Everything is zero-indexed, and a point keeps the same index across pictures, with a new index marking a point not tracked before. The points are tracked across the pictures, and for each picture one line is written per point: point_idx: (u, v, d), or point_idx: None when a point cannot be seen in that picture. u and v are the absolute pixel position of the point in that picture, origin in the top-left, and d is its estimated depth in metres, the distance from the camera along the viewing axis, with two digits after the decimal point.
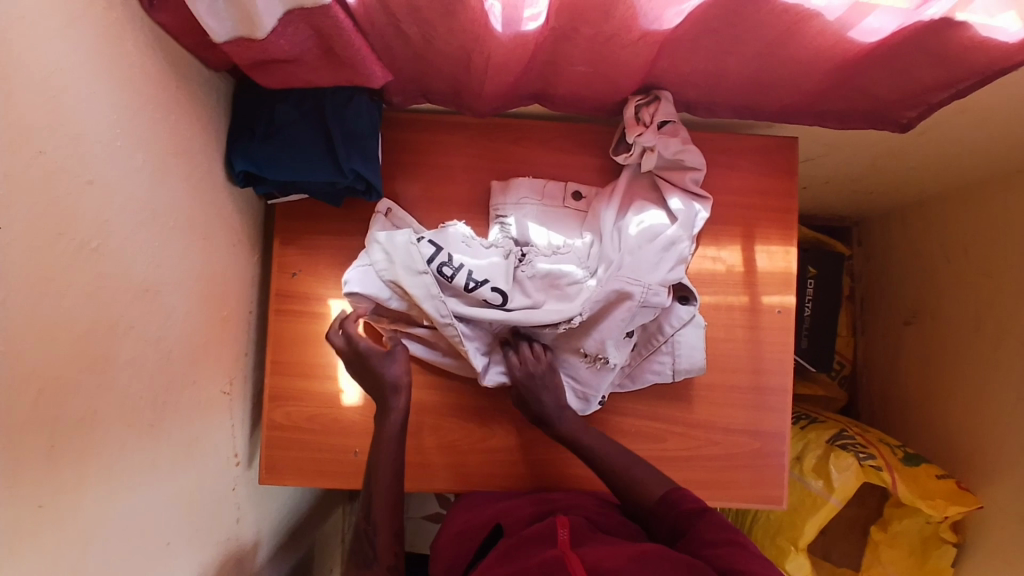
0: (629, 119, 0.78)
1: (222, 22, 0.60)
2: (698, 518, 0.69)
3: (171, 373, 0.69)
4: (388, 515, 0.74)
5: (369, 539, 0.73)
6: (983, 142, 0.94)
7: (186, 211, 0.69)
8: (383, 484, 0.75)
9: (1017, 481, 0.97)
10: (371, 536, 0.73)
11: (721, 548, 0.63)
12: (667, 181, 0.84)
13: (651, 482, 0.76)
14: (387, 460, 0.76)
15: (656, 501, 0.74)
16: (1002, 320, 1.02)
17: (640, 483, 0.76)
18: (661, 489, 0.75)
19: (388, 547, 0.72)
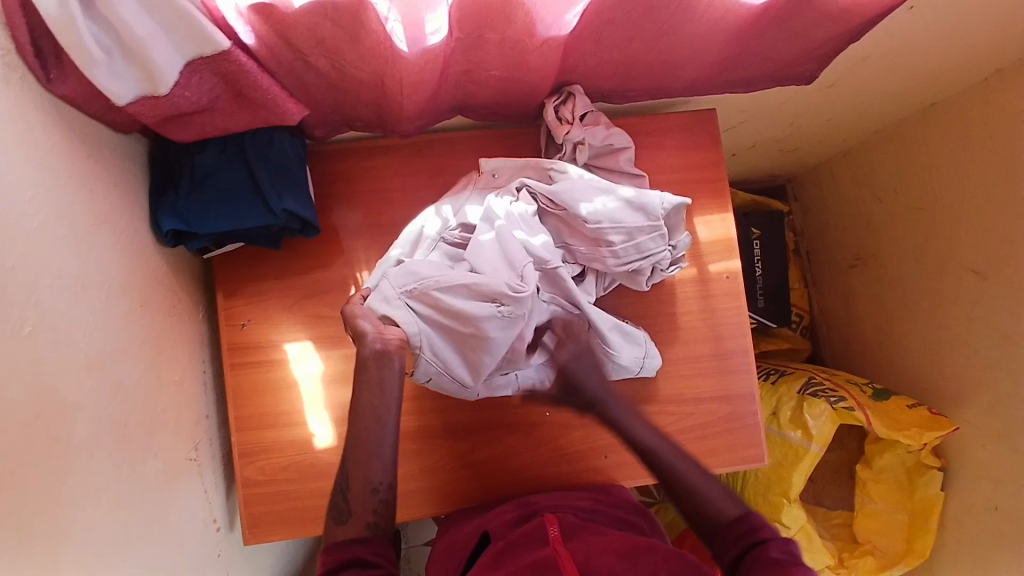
0: (552, 121, 0.81)
1: (125, 83, 0.59)
2: (760, 540, 0.62)
3: (132, 448, 0.66)
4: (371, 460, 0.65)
5: (343, 494, 0.65)
6: (890, 84, 0.99)
7: (117, 280, 0.67)
8: (365, 440, 0.65)
9: (979, 396, 1.01)
10: (343, 491, 0.66)
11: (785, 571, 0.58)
12: (605, 169, 0.85)
13: (722, 500, 0.67)
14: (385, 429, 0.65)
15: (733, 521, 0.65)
16: (941, 245, 1.07)
17: (718, 500, 0.67)
18: (737, 511, 0.66)
19: (380, 502, 0.65)
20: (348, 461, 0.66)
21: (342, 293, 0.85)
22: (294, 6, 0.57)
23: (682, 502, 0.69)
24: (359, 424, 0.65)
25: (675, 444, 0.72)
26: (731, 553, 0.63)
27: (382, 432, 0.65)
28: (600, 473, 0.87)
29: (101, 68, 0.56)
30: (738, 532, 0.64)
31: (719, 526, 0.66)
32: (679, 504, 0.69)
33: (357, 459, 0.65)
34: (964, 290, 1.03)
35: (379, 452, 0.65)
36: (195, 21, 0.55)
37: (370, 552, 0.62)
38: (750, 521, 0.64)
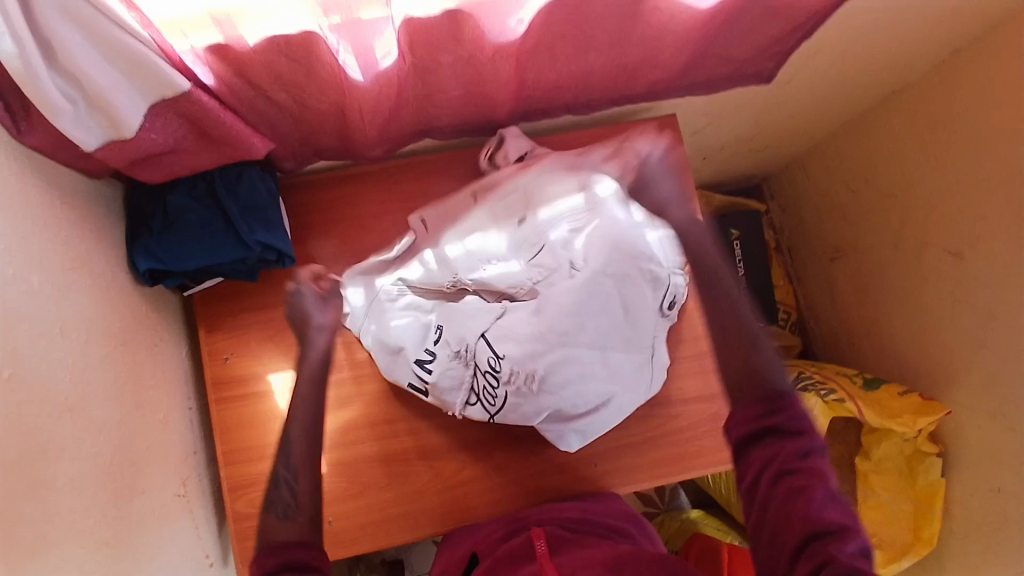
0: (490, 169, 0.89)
1: (89, 129, 0.60)
2: (778, 423, 0.65)
3: (117, 488, 0.66)
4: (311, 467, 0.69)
5: (291, 489, 0.68)
6: (847, 77, 1.02)
7: (96, 322, 0.68)
8: (297, 439, 0.70)
9: (969, 377, 1.01)
10: (289, 485, 0.68)
11: (793, 484, 0.61)
12: None
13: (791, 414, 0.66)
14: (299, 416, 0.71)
15: (778, 392, 0.67)
16: (916, 230, 1.08)
17: (769, 368, 0.69)
18: (782, 386, 0.67)
19: (312, 501, 0.68)
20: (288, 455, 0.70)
21: None
22: (249, 44, 0.59)
23: (733, 367, 0.70)
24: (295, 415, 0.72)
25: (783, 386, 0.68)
26: (762, 424, 0.66)
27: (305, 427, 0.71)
28: (592, 482, 0.86)
29: (66, 117, 0.58)
30: (765, 408, 0.66)
31: (767, 393, 0.67)
32: (723, 362, 0.71)
33: (305, 466, 0.69)
34: (943, 273, 1.04)
35: (305, 437, 0.70)
36: (157, 67, 0.57)
37: (301, 554, 0.63)
38: (793, 403, 0.66)
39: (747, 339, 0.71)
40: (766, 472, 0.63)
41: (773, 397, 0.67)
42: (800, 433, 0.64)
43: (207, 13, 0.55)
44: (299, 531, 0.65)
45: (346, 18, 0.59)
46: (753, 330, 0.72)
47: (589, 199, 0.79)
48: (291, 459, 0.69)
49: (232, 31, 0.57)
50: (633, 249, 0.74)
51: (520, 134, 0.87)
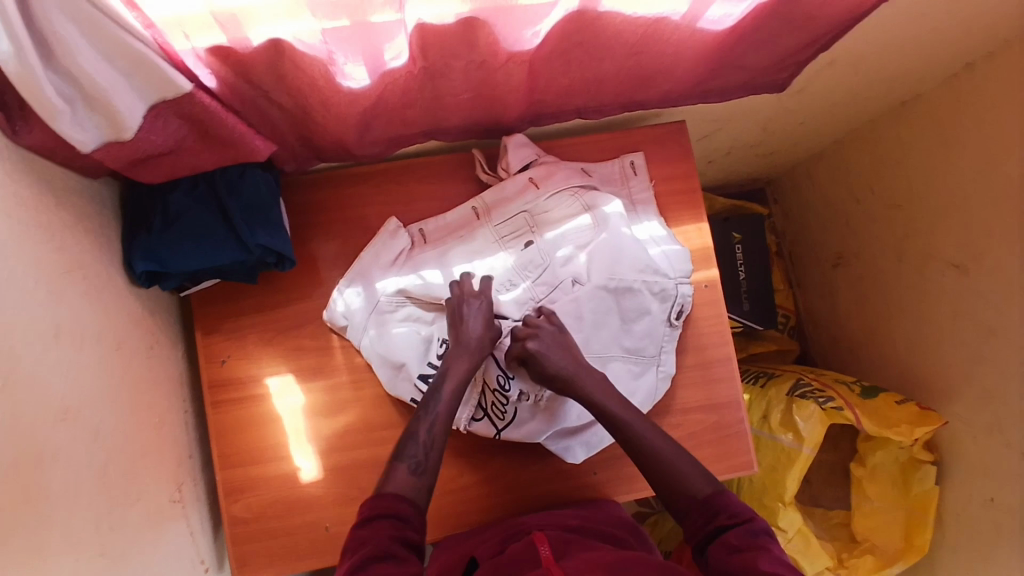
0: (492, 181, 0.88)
1: (88, 129, 0.58)
2: (724, 522, 0.66)
3: (114, 495, 0.65)
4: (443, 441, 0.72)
5: (427, 451, 0.71)
6: (857, 86, 1.01)
7: (91, 326, 0.67)
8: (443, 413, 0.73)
9: (968, 390, 1.01)
10: (427, 447, 0.71)
11: (744, 556, 0.61)
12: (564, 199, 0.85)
13: (693, 476, 0.71)
14: (447, 391, 0.75)
15: (703, 498, 0.69)
16: (920, 240, 1.08)
17: (690, 483, 0.71)
18: (708, 490, 0.70)
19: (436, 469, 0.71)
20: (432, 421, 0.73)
21: (322, 324, 0.85)
22: (253, 44, 0.57)
23: (662, 491, 0.72)
24: (445, 385, 0.75)
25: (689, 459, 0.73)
26: (709, 528, 0.67)
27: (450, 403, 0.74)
28: (591, 490, 0.86)
29: (64, 118, 0.56)
30: (705, 517, 0.68)
31: (696, 504, 0.69)
32: (656, 483, 0.72)
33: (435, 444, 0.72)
34: (945, 284, 1.04)
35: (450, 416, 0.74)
36: (158, 67, 0.55)
37: (404, 511, 0.65)
38: (726, 501, 0.68)
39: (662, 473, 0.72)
40: (720, 557, 0.63)
41: (706, 501, 0.69)
42: (741, 522, 0.66)
43: (211, 13, 0.53)
44: (418, 484, 0.68)
45: (354, 20, 0.57)
46: (658, 448, 0.73)
47: (596, 218, 0.84)
48: (428, 428, 0.72)
49: (238, 32, 0.55)
50: (629, 269, 0.82)
51: (523, 143, 0.86)
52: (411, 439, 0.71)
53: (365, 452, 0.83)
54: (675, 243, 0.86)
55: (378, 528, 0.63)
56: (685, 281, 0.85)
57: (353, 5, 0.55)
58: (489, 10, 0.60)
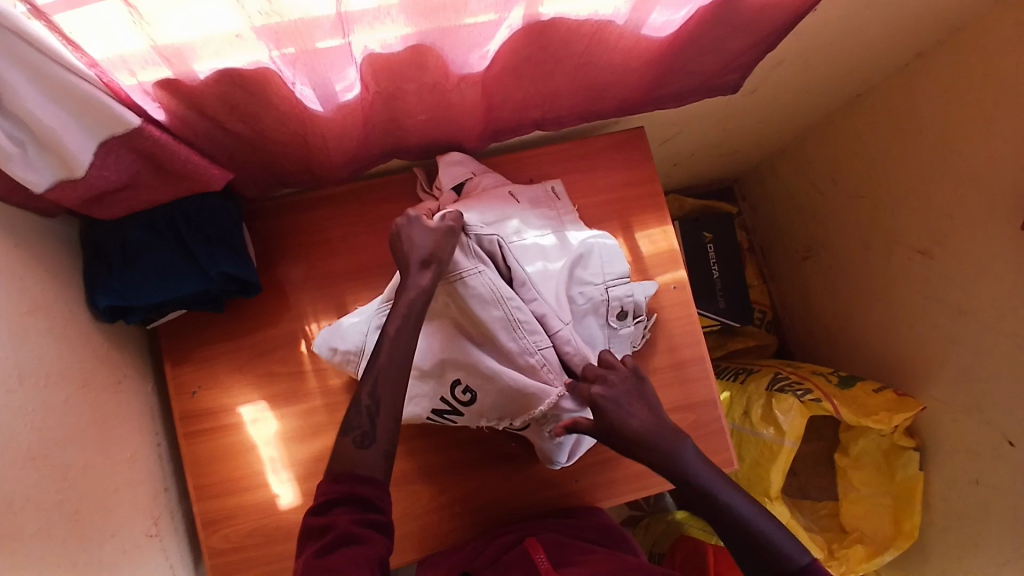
0: (427, 198, 0.88)
1: (42, 172, 0.58)
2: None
3: (88, 536, 0.64)
4: (393, 399, 0.64)
5: (372, 418, 0.64)
6: (812, 82, 1.03)
7: (57, 365, 0.66)
8: (388, 365, 0.65)
9: (942, 373, 1.03)
10: (371, 414, 0.64)
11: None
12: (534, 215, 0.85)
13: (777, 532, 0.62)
14: (392, 334, 0.66)
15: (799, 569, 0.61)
16: (885, 228, 1.10)
17: (783, 547, 0.62)
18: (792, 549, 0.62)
19: (390, 433, 0.64)
20: (374, 379, 0.65)
21: (293, 348, 0.85)
22: (200, 76, 0.58)
23: (737, 552, 0.64)
24: (388, 328, 0.67)
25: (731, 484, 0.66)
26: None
27: (396, 346, 0.66)
28: (573, 498, 0.85)
29: (14, 160, 0.56)
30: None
31: (781, 572, 0.61)
32: (734, 548, 0.64)
33: (388, 399, 0.64)
34: (912, 270, 1.06)
35: (399, 368, 0.65)
36: (104, 104, 0.56)
37: (368, 495, 0.61)
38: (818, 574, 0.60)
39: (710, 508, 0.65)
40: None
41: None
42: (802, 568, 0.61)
43: (154, 50, 0.53)
44: (366, 461, 0.62)
45: (301, 49, 0.58)
46: (704, 481, 0.65)
47: (560, 238, 0.83)
48: (373, 389, 0.65)
49: (183, 66, 0.56)
50: (588, 274, 0.81)
51: (457, 161, 0.85)
52: (356, 407, 0.64)
53: None
54: (608, 236, 0.83)
55: (336, 515, 0.60)
56: (623, 281, 0.82)
57: (297, 34, 0.56)
58: (434, 34, 0.61)
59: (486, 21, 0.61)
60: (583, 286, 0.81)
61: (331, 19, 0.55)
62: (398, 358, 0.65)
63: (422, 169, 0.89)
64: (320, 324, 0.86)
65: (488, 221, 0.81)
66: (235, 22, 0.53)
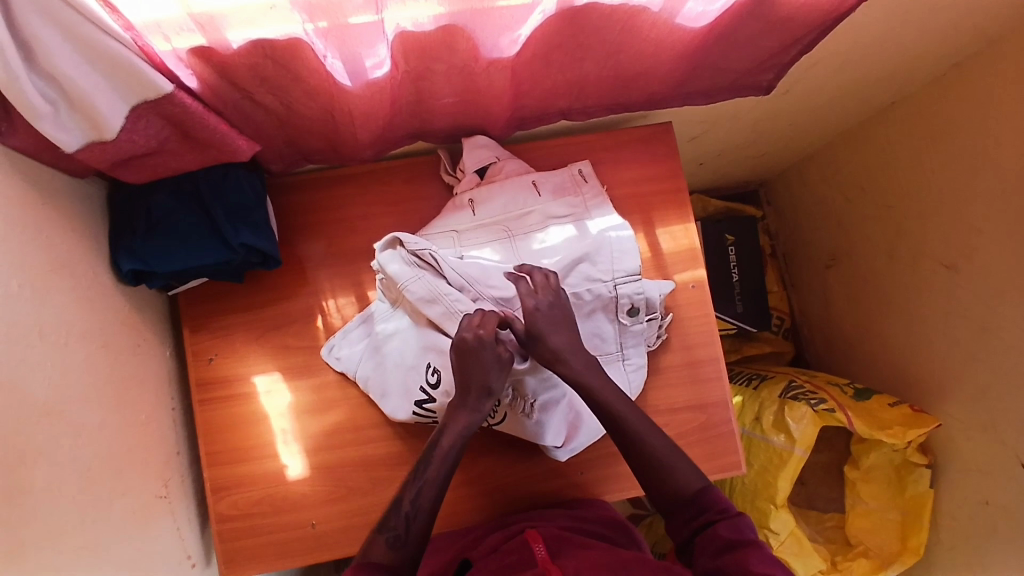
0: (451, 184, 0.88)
1: (71, 132, 0.59)
2: (711, 516, 0.70)
3: (98, 492, 0.66)
4: (431, 508, 0.70)
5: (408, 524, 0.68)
6: (846, 87, 1.01)
7: (78, 324, 0.68)
8: (436, 478, 0.71)
9: (961, 392, 1.00)
10: (409, 519, 0.69)
11: (735, 554, 0.65)
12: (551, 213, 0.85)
13: (687, 472, 0.73)
14: (445, 447, 0.73)
15: (694, 492, 0.72)
16: (912, 241, 1.07)
17: (680, 479, 0.73)
18: (697, 484, 0.73)
19: (420, 541, 0.68)
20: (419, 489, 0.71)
21: (309, 323, 0.85)
22: (233, 45, 0.58)
23: (648, 480, 0.74)
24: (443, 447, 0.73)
25: (678, 450, 0.75)
26: (695, 526, 0.70)
27: (444, 463, 0.72)
28: (578, 490, 0.85)
29: (45, 119, 0.56)
30: (691, 512, 0.71)
31: (684, 499, 0.72)
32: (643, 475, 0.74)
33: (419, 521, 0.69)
34: (937, 285, 1.03)
35: (445, 480, 0.72)
36: (137, 69, 0.56)
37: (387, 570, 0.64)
38: (711, 497, 0.72)
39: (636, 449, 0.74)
40: (704, 556, 0.67)
41: (695, 498, 0.72)
42: (726, 518, 0.69)
43: (189, 16, 0.54)
44: (399, 559, 0.66)
45: (332, 23, 0.58)
46: (633, 423, 0.74)
47: (579, 228, 0.84)
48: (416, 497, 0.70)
49: (216, 33, 0.56)
50: (597, 269, 0.82)
51: (483, 144, 0.84)
52: (397, 508, 0.70)
53: (351, 451, 0.83)
54: (627, 227, 0.83)
55: None
56: (632, 279, 0.82)
57: (329, 7, 0.56)
58: (466, 14, 0.60)
59: (520, 3, 0.61)
60: (592, 284, 0.82)
61: None
62: (444, 467, 0.72)
63: (446, 152, 0.89)
64: (337, 300, 0.86)
65: (506, 207, 0.85)
66: None
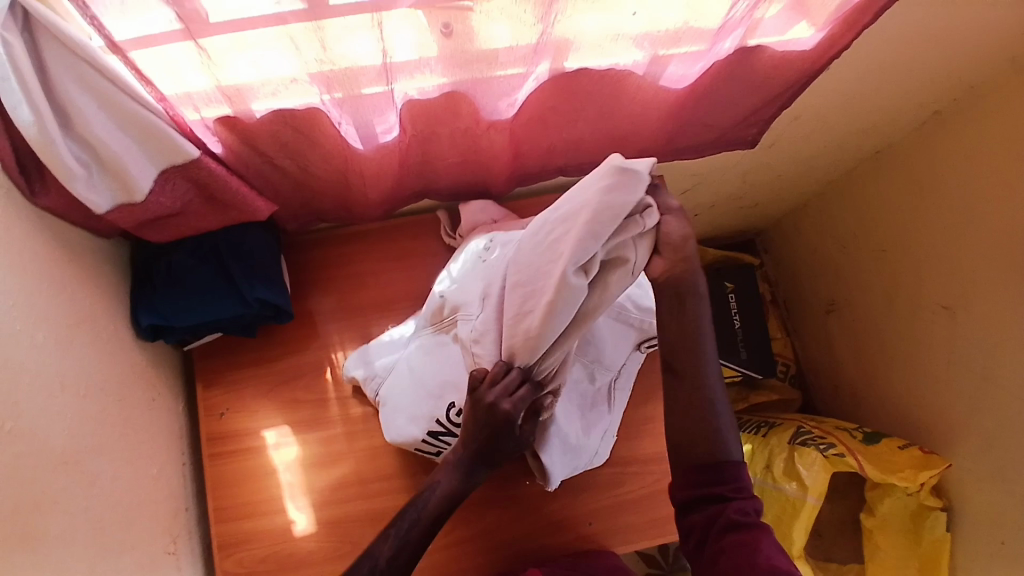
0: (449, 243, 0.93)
1: (102, 192, 0.64)
2: (725, 492, 0.64)
3: (109, 543, 0.66)
4: (427, 532, 0.69)
5: None
6: (830, 138, 1.06)
7: (96, 376, 0.70)
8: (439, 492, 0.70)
9: (971, 433, 1.00)
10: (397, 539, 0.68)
11: (739, 539, 0.61)
12: None
13: (729, 437, 0.66)
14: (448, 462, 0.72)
15: (727, 462, 0.65)
16: (907, 285, 1.10)
17: (724, 439, 0.66)
18: (736, 456, 0.66)
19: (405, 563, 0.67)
20: (397, 546, 0.67)
21: (318, 376, 0.88)
22: (257, 114, 0.64)
23: (695, 423, 0.66)
24: (431, 500, 0.70)
25: (722, 385, 0.67)
26: (708, 487, 0.65)
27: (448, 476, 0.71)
28: (587, 542, 0.84)
29: (80, 181, 0.61)
30: (713, 476, 0.65)
31: (715, 462, 0.65)
32: (687, 424, 0.66)
33: (404, 565, 0.66)
34: (937, 328, 1.05)
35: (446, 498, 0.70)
36: (167, 136, 0.61)
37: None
38: (738, 473, 0.65)
39: (695, 395, 0.66)
40: (710, 535, 0.63)
41: (723, 466, 0.65)
42: (744, 506, 0.63)
43: (217, 90, 0.60)
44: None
45: (347, 94, 0.63)
46: (704, 366, 0.66)
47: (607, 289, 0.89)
48: (393, 554, 0.67)
49: (242, 105, 0.62)
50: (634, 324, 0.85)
51: (481, 207, 0.89)
52: (370, 558, 0.66)
53: (358, 504, 0.83)
54: None
55: None
56: None
57: (344, 80, 0.61)
58: (467, 83, 0.66)
59: (516, 73, 0.67)
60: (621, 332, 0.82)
61: (375, 68, 0.61)
62: (454, 485, 0.70)
63: (445, 212, 0.94)
64: (345, 352, 0.89)
65: None
66: (293, 67, 0.59)
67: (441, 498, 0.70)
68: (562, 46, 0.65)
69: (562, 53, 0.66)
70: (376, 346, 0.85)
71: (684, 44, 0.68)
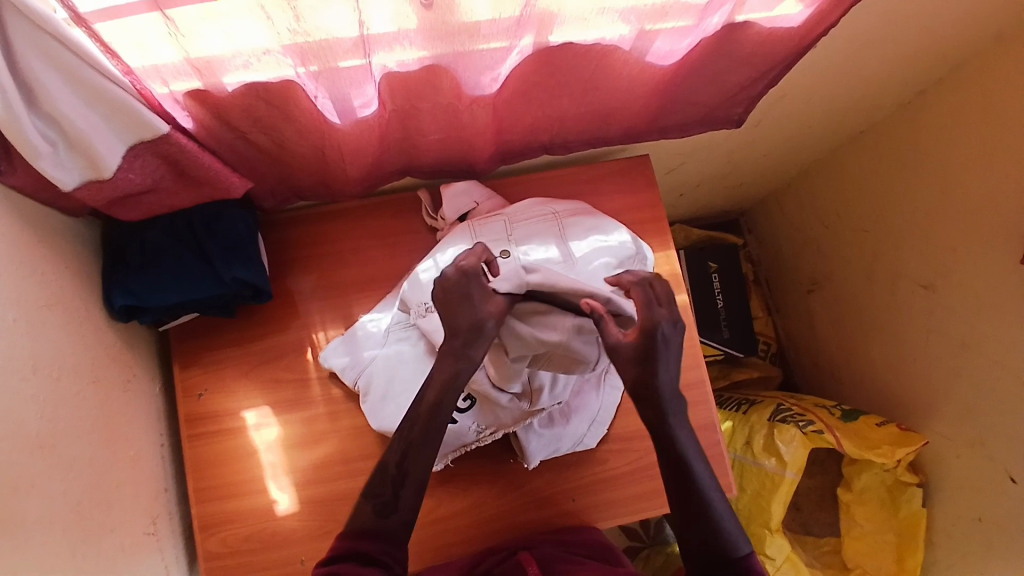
0: (432, 222, 0.91)
1: (70, 170, 0.61)
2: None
3: (87, 525, 0.65)
4: (431, 439, 0.68)
5: (395, 489, 0.67)
6: (816, 118, 1.06)
7: (71, 357, 0.68)
8: (432, 401, 0.69)
9: (947, 410, 1.02)
10: (404, 452, 0.68)
11: None
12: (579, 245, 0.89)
13: (733, 528, 0.67)
14: (438, 377, 0.69)
15: (736, 555, 0.65)
16: (888, 264, 1.11)
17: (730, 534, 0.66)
18: (744, 547, 0.66)
19: (416, 485, 0.67)
20: (404, 453, 0.68)
21: (299, 355, 0.87)
22: (229, 88, 0.61)
23: (702, 530, 0.67)
24: (428, 395, 0.69)
25: (708, 466, 0.71)
26: None
27: (442, 386, 0.69)
28: (569, 518, 0.85)
29: (47, 159, 0.58)
30: (723, 569, 0.65)
31: (720, 555, 0.65)
32: (687, 522, 0.68)
33: (417, 450, 0.68)
34: (917, 307, 1.06)
35: (439, 403, 0.69)
36: (135, 111, 0.59)
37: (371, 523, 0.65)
38: (748, 562, 0.64)
39: (688, 478, 0.69)
40: None
41: (733, 559, 0.65)
42: None
43: (186, 62, 0.57)
44: (385, 525, 0.65)
45: (323, 67, 0.61)
46: (680, 443, 0.70)
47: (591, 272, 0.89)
48: (401, 460, 0.68)
49: (213, 79, 0.60)
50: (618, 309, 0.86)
51: (460, 192, 0.89)
52: (382, 470, 0.68)
53: (341, 483, 0.83)
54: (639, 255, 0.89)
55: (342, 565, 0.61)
56: None
57: (320, 52, 0.59)
58: (449, 56, 0.64)
59: (498, 47, 0.65)
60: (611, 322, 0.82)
61: (352, 39, 0.59)
62: (449, 385, 0.69)
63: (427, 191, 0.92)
64: (326, 332, 0.87)
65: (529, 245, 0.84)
66: (266, 39, 0.57)
67: (436, 405, 0.69)
68: (546, 19, 0.63)
69: (546, 27, 0.64)
70: (363, 336, 0.83)
71: (670, 19, 0.66)
